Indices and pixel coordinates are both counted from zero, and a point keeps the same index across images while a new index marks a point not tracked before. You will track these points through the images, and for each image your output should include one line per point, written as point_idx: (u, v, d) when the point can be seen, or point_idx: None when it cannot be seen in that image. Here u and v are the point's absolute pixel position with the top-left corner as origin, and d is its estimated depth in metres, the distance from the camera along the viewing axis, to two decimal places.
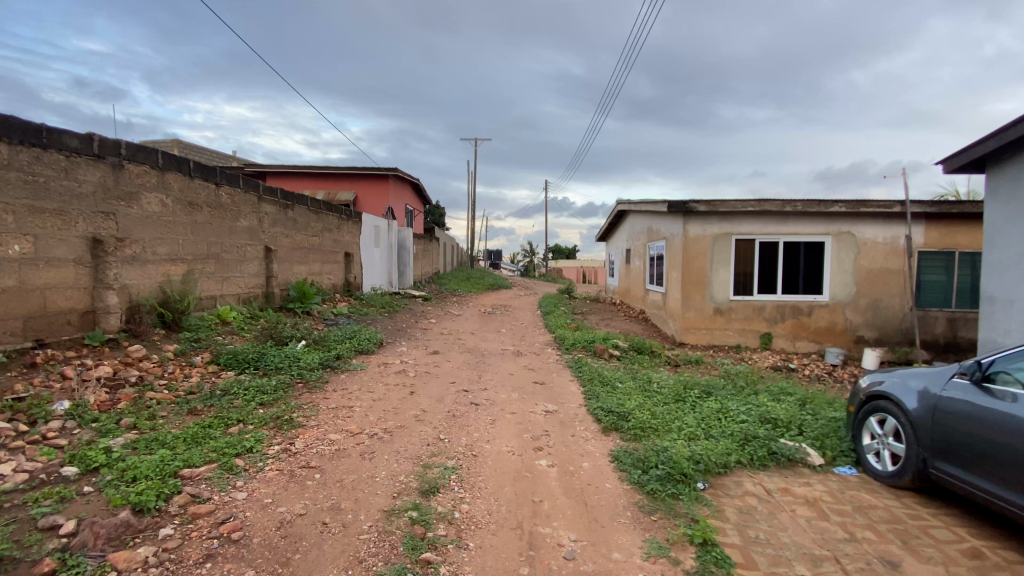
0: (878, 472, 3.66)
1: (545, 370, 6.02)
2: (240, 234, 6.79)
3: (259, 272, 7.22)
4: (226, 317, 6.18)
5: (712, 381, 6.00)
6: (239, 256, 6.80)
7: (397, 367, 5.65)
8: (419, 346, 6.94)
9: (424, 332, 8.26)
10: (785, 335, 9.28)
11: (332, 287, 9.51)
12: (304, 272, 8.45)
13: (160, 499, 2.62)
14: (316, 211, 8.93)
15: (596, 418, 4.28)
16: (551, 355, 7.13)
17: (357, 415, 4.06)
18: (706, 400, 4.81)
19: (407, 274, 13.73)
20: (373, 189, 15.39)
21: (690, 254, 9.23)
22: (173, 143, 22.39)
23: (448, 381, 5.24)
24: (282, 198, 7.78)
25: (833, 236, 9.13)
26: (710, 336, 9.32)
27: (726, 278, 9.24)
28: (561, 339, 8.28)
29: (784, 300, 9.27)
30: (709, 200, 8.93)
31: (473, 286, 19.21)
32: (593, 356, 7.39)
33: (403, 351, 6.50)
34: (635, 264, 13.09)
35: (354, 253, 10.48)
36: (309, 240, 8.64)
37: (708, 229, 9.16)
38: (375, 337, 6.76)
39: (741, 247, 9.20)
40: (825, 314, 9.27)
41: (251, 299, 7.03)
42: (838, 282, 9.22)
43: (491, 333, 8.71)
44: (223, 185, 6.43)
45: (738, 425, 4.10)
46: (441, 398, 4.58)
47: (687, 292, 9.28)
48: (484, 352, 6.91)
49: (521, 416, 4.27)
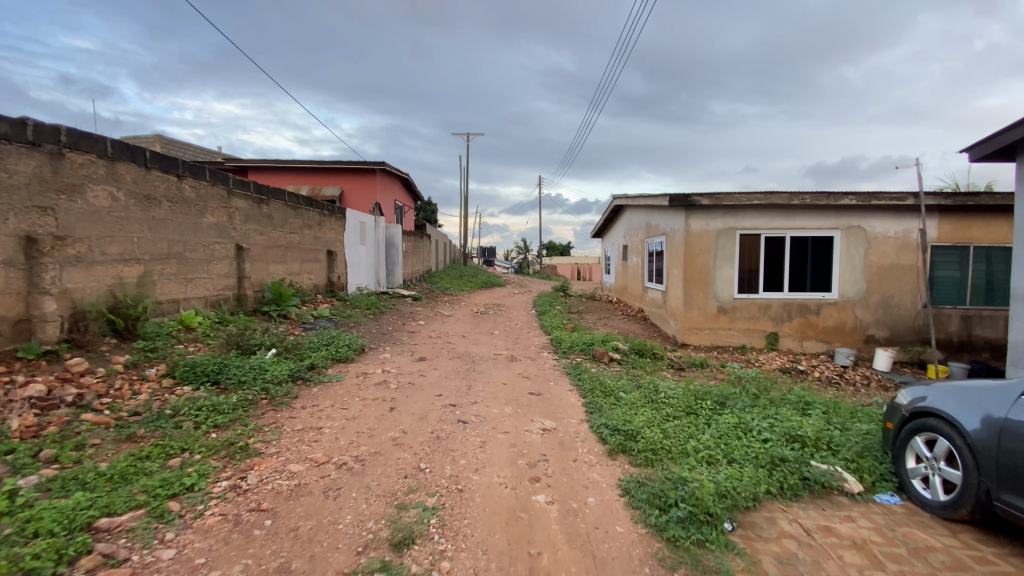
0: (927, 500, 3.17)
1: (541, 379, 5.50)
2: (206, 232, 6.22)
3: (230, 272, 6.65)
4: (190, 322, 5.66)
5: (723, 389, 5.50)
6: (206, 256, 6.22)
7: (378, 378, 5.12)
8: (404, 352, 6.39)
9: (411, 335, 7.71)
10: (792, 334, 8.81)
11: (314, 288, 8.94)
12: (281, 272, 7.88)
13: (60, 564, 2.09)
14: (295, 206, 8.35)
15: (600, 438, 3.75)
16: (548, 360, 6.61)
17: (325, 439, 3.53)
18: (722, 413, 4.30)
19: (395, 273, 13.17)
20: (360, 184, 14.80)
21: (692, 250, 8.74)
22: (155, 139, 21.59)
23: (434, 393, 4.71)
24: (255, 192, 7.21)
25: (843, 231, 8.65)
26: (713, 336, 8.84)
27: (731, 276, 8.75)
28: (557, 341, 7.76)
29: (791, 298, 8.79)
30: (713, 193, 8.43)
31: (465, 284, 18.65)
32: (592, 360, 6.88)
33: (386, 359, 5.95)
34: (633, 261, 12.60)
35: (338, 251, 9.91)
36: (287, 238, 8.06)
37: (711, 223, 8.67)
38: (356, 342, 6.21)
39: (746, 242, 8.71)
40: (834, 313, 8.80)
41: (220, 301, 6.46)
42: (847, 278, 8.75)
43: (483, 336, 8.17)
44: (186, 178, 5.86)
45: (761, 445, 3.60)
46: (423, 415, 4.04)
47: (689, 290, 8.79)
48: (475, 358, 6.37)
49: (514, 437, 3.73)
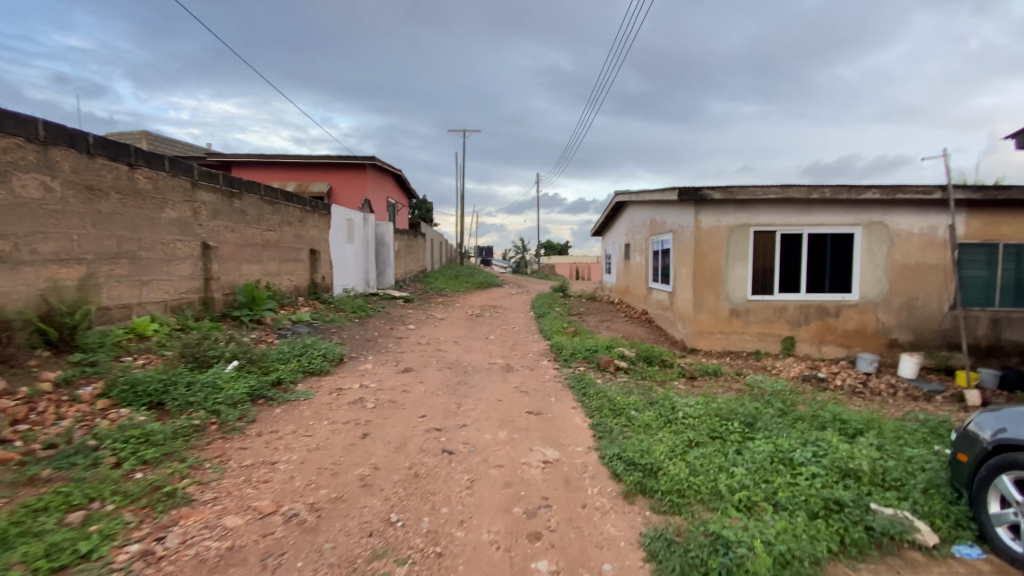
0: (1019, 555, 2.51)
1: (540, 394, 4.83)
2: (165, 229, 5.56)
3: (194, 273, 5.99)
4: (144, 330, 5.03)
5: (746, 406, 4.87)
6: (165, 255, 5.56)
7: (353, 394, 4.46)
8: (388, 362, 5.74)
9: (399, 342, 7.04)
10: (809, 339, 8.18)
11: (294, 289, 8.27)
12: (255, 272, 7.20)
13: None
14: (272, 201, 7.69)
15: (613, 474, 3.11)
16: (549, 370, 5.94)
17: (277, 480, 2.88)
18: (753, 440, 3.67)
19: (386, 274, 12.51)
20: (349, 180, 14.11)
21: (702, 248, 8.09)
22: (142, 135, 20.86)
23: (417, 414, 4.06)
24: (225, 185, 6.54)
25: (865, 227, 8.04)
26: (725, 341, 8.21)
27: (743, 275, 8.12)
28: (557, 348, 7.12)
29: (809, 300, 8.15)
30: (725, 186, 7.79)
31: (462, 285, 17.99)
32: (597, 369, 6.24)
33: (367, 370, 5.30)
34: (636, 260, 11.98)
35: (322, 250, 9.24)
36: (262, 235, 7.39)
37: (723, 219, 8.04)
38: (333, 351, 5.55)
39: (760, 240, 8.08)
40: (854, 316, 8.18)
41: (182, 306, 5.81)
42: (869, 279, 8.13)
43: (477, 342, 7.52)
44: (139, 167, 5.21)
45: (809, 484, 2.97)
46: (401, 444, 3.39)
47: (699, 291, 8.15)
48: (467, 369, 5.71)
49: (508, 473, 3.08)
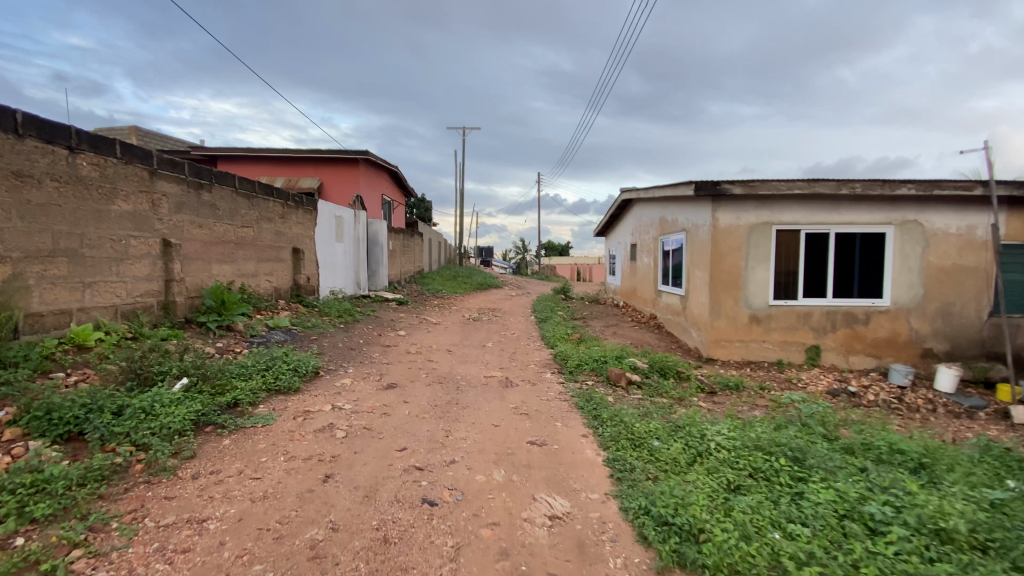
0: None
1: (544, 417, 4.12)
2: (114, 223, 4.87)
3: (152, 274, 5.30)
4: (84, 339, 4.34)
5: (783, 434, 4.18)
6: (114, 253, 4.88)
7: (323, 419, 3.77)
8: (370, 375, 5.04)
9: (386, 351, 6.35)
10: (836, 348, 7.48)
11: (274, 292, 7.57)
12: (227, 273, 6.51)
13: None
14: (249, 195, 7.00)
15: (639, 538, 2.43)
16: (553, 385, 5.23)
17: (199, 549, 2.19)
18: (808, 484, 2.98)
19: (379, 274, 11.81)
20: (341, 175, 13.43)
21: (720, 249, 7.39)
22: (132, 131, 20.10)
23: (395, 445, 3.37)
24: (191, 175, 5.86)
25: (897, 226, 7.35)
26: (744, 350, 7.51)
27: (765, 278, 7.42)
28: (562, 358, 6.41)
29: (836, 306, 7.45)
30: (746, 180, 7.10)
31: (460, 286, 17.29)
32: (607, 383, 5.55)
33: (344, 387, 4.61)
34: (643, 261, 11.29)
35: (307, 249, 8.53)
36: (236, 232, 6.70)
37: (742, 217, 7.35)
38: (306, 363, 4.86)
39: (783, 240, 7.39)
40: (886, 323, 7.47)
41: (136, 311, 5.12)
42: (901, 282, 7.43)
43: (473, 351, 6.83)
44: (83, 152, 4.52)
45: (897, 557, 2.29)
46: (370, 493, 2.71)
47: (716, 295, 7.45)
48: (459, 384, 4.99)
49: (505, 535, 2.39)
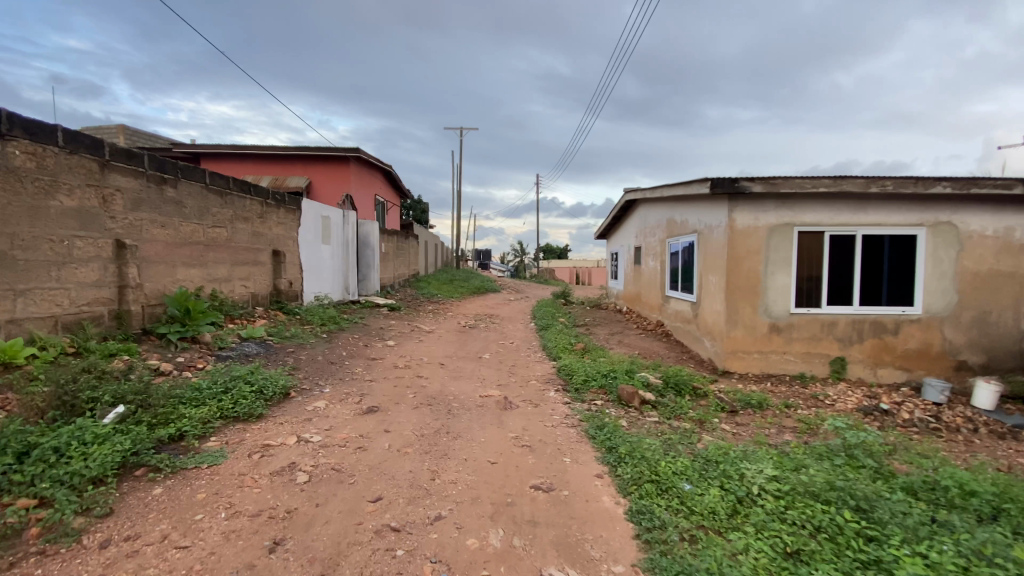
0: None
1: (550, 450, 3.50)
2: (55, 222, 4.25)
3: (102, 279, 4.66)
4: (12, 357, 3.69)
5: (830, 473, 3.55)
6: (55, 256, 4.25)
7: (286, 456, 3.13)
8: (350, 396, 4.42)
9: (372, 365, 5.72)
10: (864, 361, 6.87)
11: (251, 299, 6.94)
12: (196, 278, 5.87)
13: None
14: (222, 191, 6.36)
15: None
16: (558, 407, 4.58)
17: None
18: (889, 551, 2.35)
19: (370, 278, 11.17)
20: (331, 174, 12.80)
21: (737, 252, 6.78)
22: (120, 131, 19.28)
23: (370, 493, 2.75)
24: (151, 169, 5.23)
25: (930, 228, 6.75)
26: (763, 362, 6.90)
27: (786, 285, 6.81)
28: (566, 372, 5.78)
29: (864, 315, 6.84)
30: (767, 177, 6.50)
31: (457, 290, 16.65)
32: (618, 403, 4.93)
33: (318, 412, 3.97)
34: (649, 265, 10.70)
35: (288, 252, 7.89)
36: (207, 233, 6.07)
37: (762, 218, 6.75)
38: (275, 383, 4.22)
39: (805, 242, 6.78)
40: (917, 333, 6.87)
41: (83, 323, 4.48)
42: (934, 289, 6.83)
43: (469, 364, 6.19)
44: (15, 139, 3.91)
45: None
46: (329, 570, 2.08)
47: (733, 303, 6.84)
48: (451, 406, 4.35)
49: None
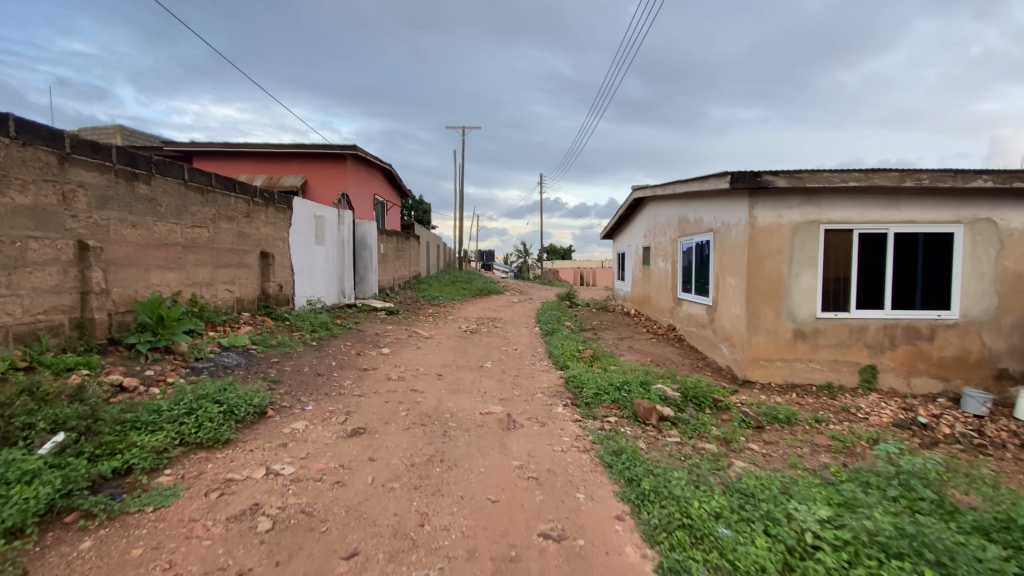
0: None
1: (561, 483, 3.01)
2: (5, 222, 3.79)
3: (62, 285, 4.20)
4: None
5: (887, 512, 3.05)
6: (6, 260, 3.79)
7: (250, 495, 2.65)
8: (335, 416, 3.94)
9: (363, 376, 5.25)
10: (896, 369, 6.36)
11: (235, 304, 6.49)
12: (173, 282, 5.41)
13: None
14: (203, 189, 5.90)
15: None
16: (567, 426, 4.09)
17: None
18: None
19: (367, 281, 10.69)
20: (328, 173, 12.34)
21: (759, 251, 6.27)
22: (116, 131, 18.83)
23: (343, 546, 2.27)
24: (121, 163, 4.77)
25: (967, 226, 6.24)
26: (787, 371, 6.39)
27: (812, 287, 6.30)
28: (575, 384, 5.28)
29: (896, 320, 6.33)
30: (792, 171, 5.99)
31: (459, 293, 16.17)
32: (633, 420, 4.44)
33: (295, 436, 3.49)
34: (659, 266, 10.19)
35: (278, 253, 7.42)
36: (185, 233, 5.60)
37: (785, 215, 6.24)
38: (248, 402, 3.75)
39: (832, 241, 6.28)
40: (954, 340, 6.35)
41: (39, 333, 4.02)
42: (972, 292, 6.32)
43: (470, 375, 5.69)
44: None
45: None
46: None
47: (754, 307, 6.33)
48: (447, 427, 3.85)
49: None
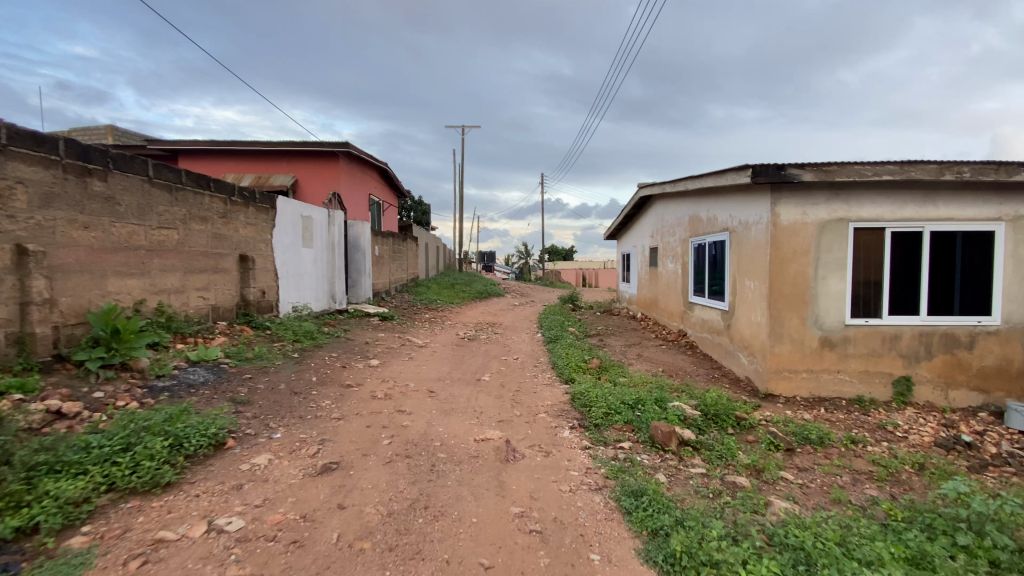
0: None
1: (570, 539, 2.46)
2: None
3: None
4: None
5: (968, 573, 2.48)
6: None
7: (181, 565, 2.10)
8: (306, 447, 3.39)
9: (346, 394, 4.70)
10: (932, 381, 5.81)
11: (210, 313, 5.96)
12: (135, 290, 4.88)
13: None
14: (171, 186, 5.36)
15: None
16: (575, 456, 3.54)
17: None
18: None
19: (360, 285, 10.16)
20: (319, 171, 11.81)
21: (782, 252, 5.72)
22: (106, 131, 18.29)
23: None
24: (71, 156, 4.24)
25: (1009, 223, 5.70)
26: (813, 382, 5.84)
27: (841, 291, 5.75)
28: (582, 401, 4.73)
29: (932, 326, 5.77)
30: (819, 164, 5.45)
31: (459, 296, 15.62)
32: (650, 445, 3.89)
33: (253, 475, 2.94)
34: (668, 267, 9.63)
35: (259, 257, 6.88)
36: (150, 235, 5.06)
37: (811, 212, 5.70)
38: (201, 432, 3.20)
39: (862, 241, 5.73)
40: (995, 348, 5.79)
41: None
42: (1015, 295, 5.76)
43: (465, 391, 5.14)
44: None
45: None
46: None
47: (777, 313, 5.78)
48: (436, 460, 3.30)
49: None
